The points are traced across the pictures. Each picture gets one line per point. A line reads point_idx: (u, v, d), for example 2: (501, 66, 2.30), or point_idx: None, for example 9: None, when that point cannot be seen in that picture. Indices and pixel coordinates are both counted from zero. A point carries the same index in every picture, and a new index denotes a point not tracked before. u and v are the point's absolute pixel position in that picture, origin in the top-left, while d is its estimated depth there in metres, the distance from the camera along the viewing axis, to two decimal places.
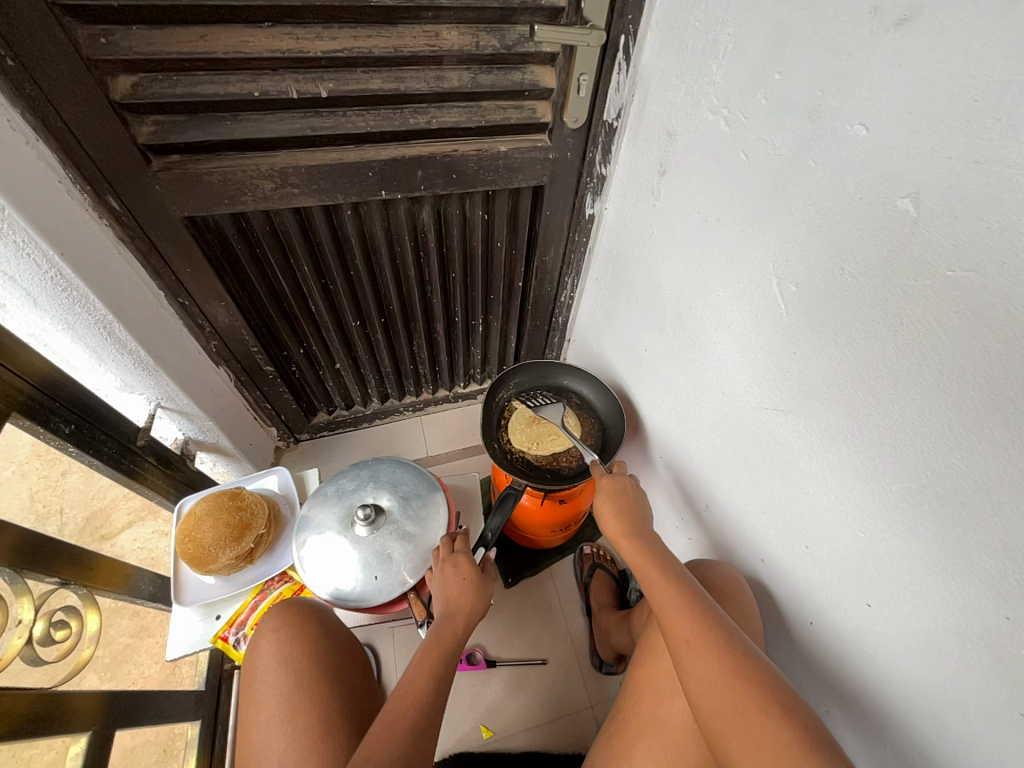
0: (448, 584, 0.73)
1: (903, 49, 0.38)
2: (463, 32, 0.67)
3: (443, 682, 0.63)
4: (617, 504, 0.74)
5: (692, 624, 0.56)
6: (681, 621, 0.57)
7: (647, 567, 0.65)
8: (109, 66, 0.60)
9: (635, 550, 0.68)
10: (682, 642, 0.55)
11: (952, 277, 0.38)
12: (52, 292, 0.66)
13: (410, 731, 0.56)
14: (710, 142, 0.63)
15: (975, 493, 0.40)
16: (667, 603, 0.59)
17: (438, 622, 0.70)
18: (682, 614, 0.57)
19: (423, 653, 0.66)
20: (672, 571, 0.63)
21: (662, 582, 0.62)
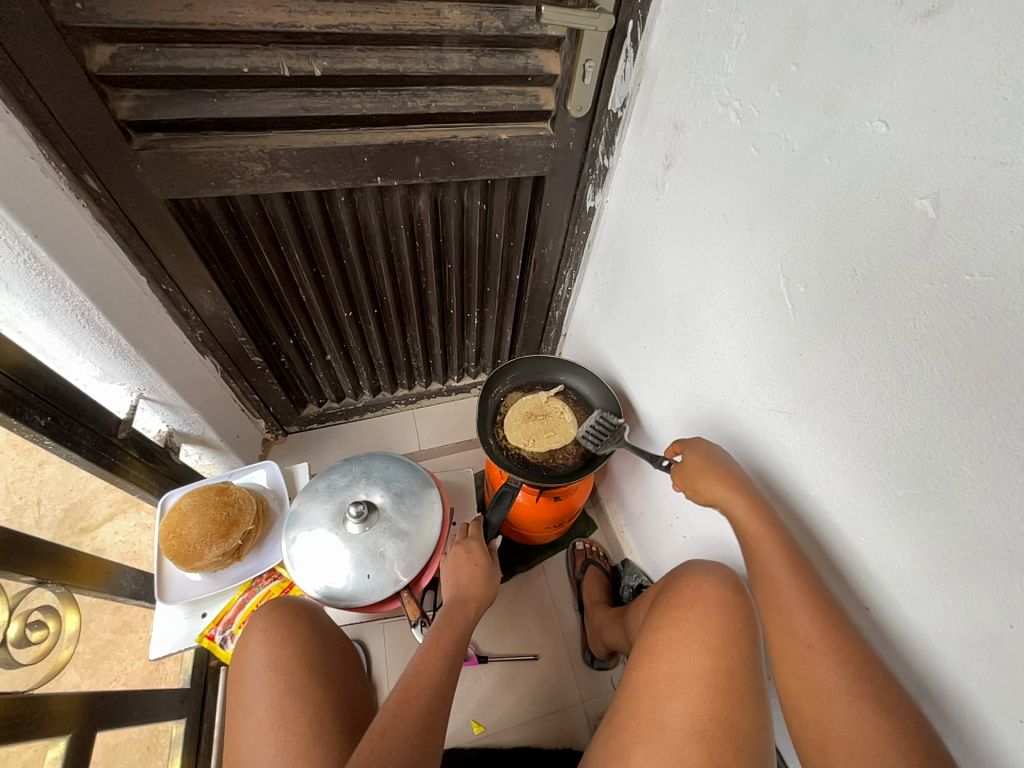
0: (461, 569, 0.76)
1: (930, 43, 0.37)
2: (465, 12, 0.64)
3: (455, 662, 0.65)
4: (713, 463, 0.65)
5: (807, 614, 0.53)
6: (795, 612, 0.54)
7: (762, 536, 0.58)
8: (85, 34, 0.56)
9: (747, 513, 0.60)
10: (799, 638, 0.53)
11: (971, 282, 0.37)
12: (26, 277, 0.62)
13: (429, 700, 0.58)
14: (719, 135, 0.61)
15: (985, 502, 0.39)
16: (781, 585, 0.55)
17: (450, 604, 0.72)
18: (801, 608, 0.54)
19: (437, 631, 0.68)
20: (785, 536, 0.57)
21: (776, 553, 0.57)
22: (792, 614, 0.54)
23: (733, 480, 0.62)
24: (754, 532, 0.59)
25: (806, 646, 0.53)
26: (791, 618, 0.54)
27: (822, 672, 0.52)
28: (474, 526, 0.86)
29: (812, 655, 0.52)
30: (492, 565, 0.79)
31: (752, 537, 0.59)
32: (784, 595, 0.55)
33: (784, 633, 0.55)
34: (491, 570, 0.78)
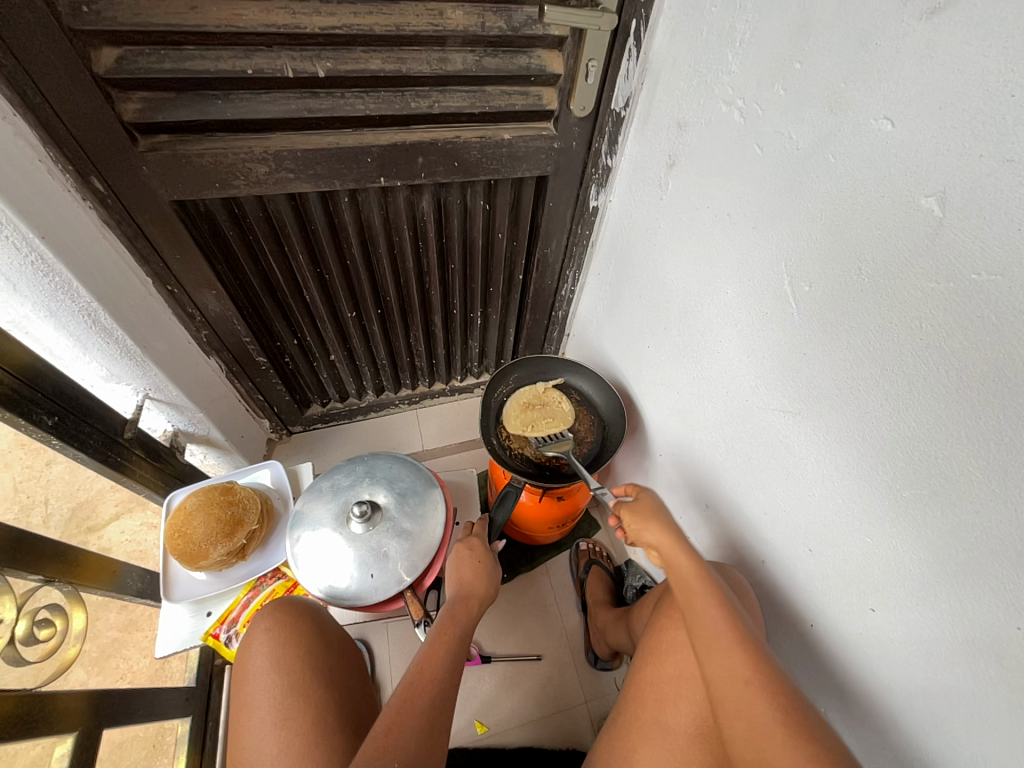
0: (463, 565, 0.77)
1: (936, 40, 0.36)
2: (468, 12, 0.64)
3: (457, 660, 0.65)
4: (659, 510, 0.67)
5: (738, 657, 0.53)
6: (729, 653, 0.53)
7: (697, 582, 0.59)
8: (92, 37, 0.56)
9: (675, 564, 0.62)
10: (736, 674, 0.52)
11: (978, 281, 0.37)
12: (33, 278, 0.63)
13: (433, 704, 0.57)
14: (723, 134, 0.61)
15: (991, 502, 0.39)
16: (711, 628, 0.55)
17: (452, 602, 0.72)
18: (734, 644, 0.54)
19: (439, 629, 0.68)
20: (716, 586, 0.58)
21: (709, 596, 0.58)
22: (722, 656, 0.53)
23: (671, 528, 0.65)
24: (685, 581, 0.60)
25: (744, 689, 0.51)
26: (722, 658, 0.53)
27: (762, 719, 0.49)
28: (479, 525, 0.87)
29: (746, 698, 0.50)
30: (494, 564, 0.79)
31: (684, 583, 0.60)
32: (712, 638, 0.55)
33: (721, 675, 0.53)
34: (493, 571, 0.79)
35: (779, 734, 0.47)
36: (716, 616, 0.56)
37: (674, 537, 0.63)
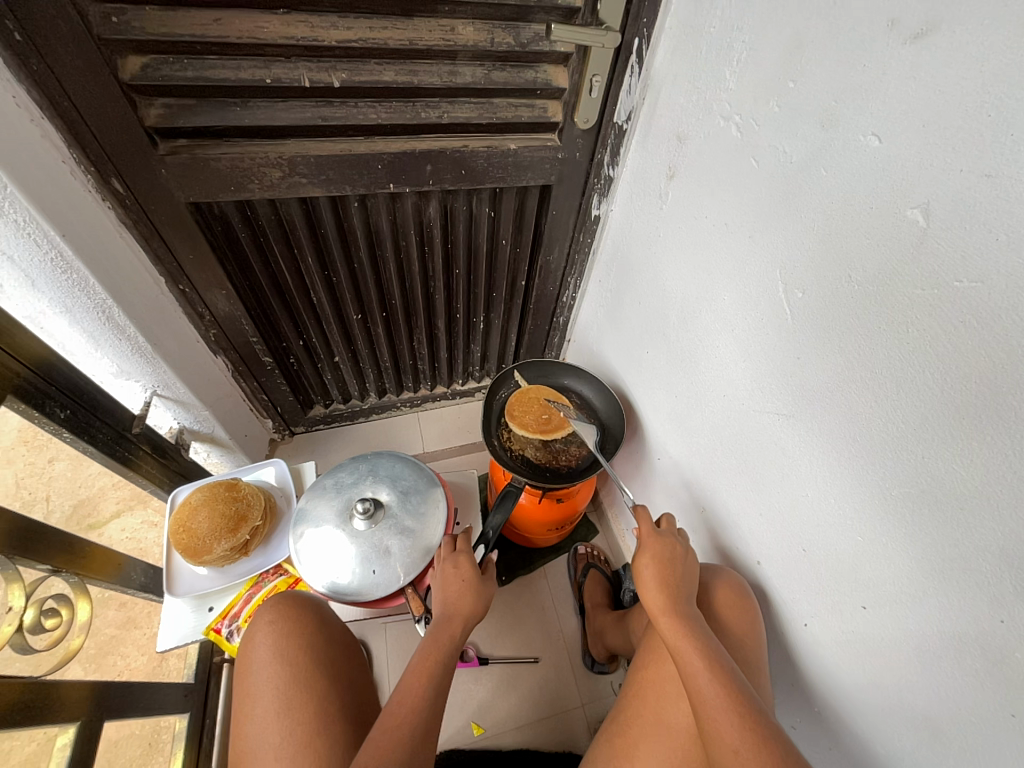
0: (448, 584, 0.73)
1: (919, 63, 0.39)
2: (478, 28, 0.67)
3: (442, 682, 0.63)
4: (667, 562, 0.69)
5: (727, 726, 0.51)
6: (718, 720, 0.52)
7: (684, 649, 0.59)
8: (118, 45, 0.59)
9: (671, 625, 0.63)
10: (725, 745, 0.51)
11: (959, 288, 0.39)
12: (52, 274, 0.65)
13: (421, 727, 0.57)
14: (720, 148, 0.63)
15: (974, 500, 0.41)
16: (705, 701, 0.54)
17: (436, 623, 0.70)
18: (723, 711, 0.53)
19: (421, 655, 0.65)
20: (709, 653, 0.58)
21: (698, 665, 0.57)
22: (725, 731, 0.51)
23: (666, 586, 0.66)
24: (681, 646, 0.60)
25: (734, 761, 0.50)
26: (730, 738, 0.51)
27: None
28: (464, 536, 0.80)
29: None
30: (484, 579, 0.75)
31: (678, 643, 0.61)
32: (714, 712, 0.53)
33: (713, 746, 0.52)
34: (483, 589, 0.74)
35: None
36: (720, 688, 0.55)
37: (664, 593, 0.66)
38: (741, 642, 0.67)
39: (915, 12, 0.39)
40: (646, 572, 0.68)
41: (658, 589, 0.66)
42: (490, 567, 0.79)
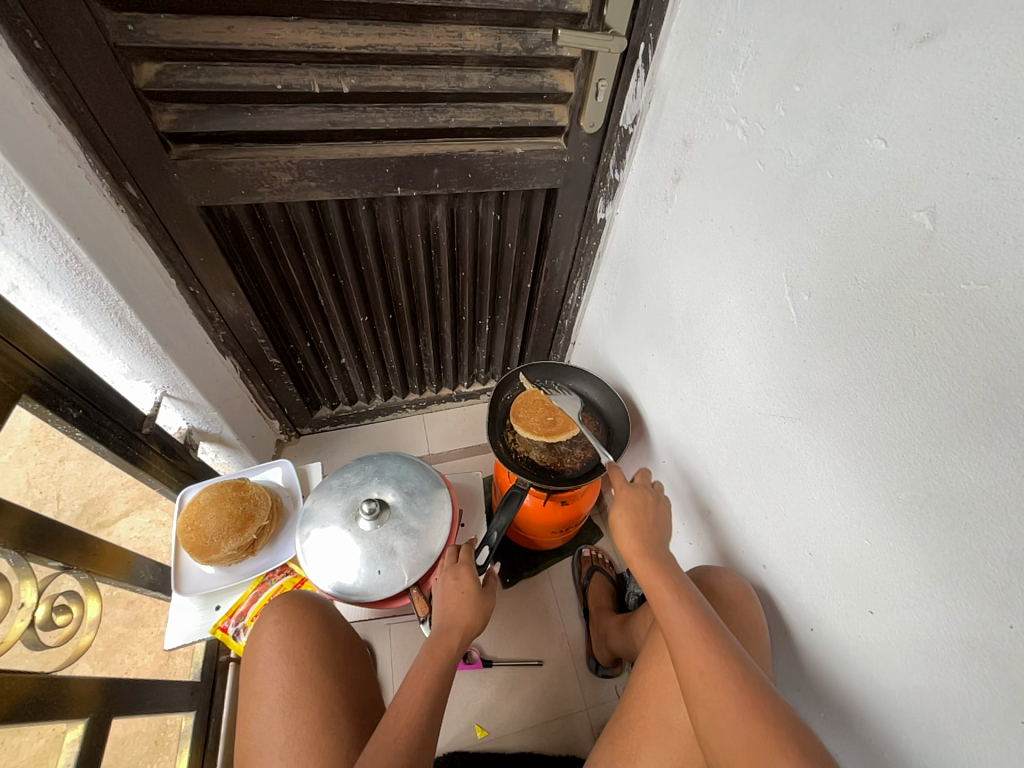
0: (447, 596, 0.73)
1: (925, 67, 0.39)
2: (486, 34, 0.67)
3: (439, 695, 0.63)
4: (638, 509, 0.73)
5: (697, 651, 0.55)
6: (688, 646, 0.56)
7: (656, 582, 0.64)
8: (134, 53, 0.60)
9: (644, 565, 0.67)
10: (692, 667, 0.54)
11: (967, 290, 0.39)
12: (67, 276, 0.66)
13: (426, 728, 0.58)
14: (726, 151, 0.63)
15: (982, 503, 0.41)
16: (677, 626, 0.58)
17: (434, 635, 0.70)
18: (693, 636, 0.56)
19: (418, 668, 0.65)
20: (680, 586, 0.62)
21: (671, 599, 0.61)
22: (694, 655, 0.55)
23: (637, 529, 0.71)
24: (652, 582, 0.64)
25: (702, 679, 0.53)
26: (697, 660, 0.54)
27: (723, 705, 0.51)
28: (467, 547, 0.81)
29: (719, 700, 0.51)
30: (484, 592, 0.75)
31: (650, 581, 0.65)
32: (684, 638, 0.56)
33: (681, 667, 0.55)
34: (483, 600, 0.74)
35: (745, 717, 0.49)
36: (689, 618, 0.58)
37: (637, 535, 0.70)
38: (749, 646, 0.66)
39: (921, 16, 0.39)
40: (620, 521, 0.72)
41: (631, 534, 0.70)
42: (491, 579, 0.79)
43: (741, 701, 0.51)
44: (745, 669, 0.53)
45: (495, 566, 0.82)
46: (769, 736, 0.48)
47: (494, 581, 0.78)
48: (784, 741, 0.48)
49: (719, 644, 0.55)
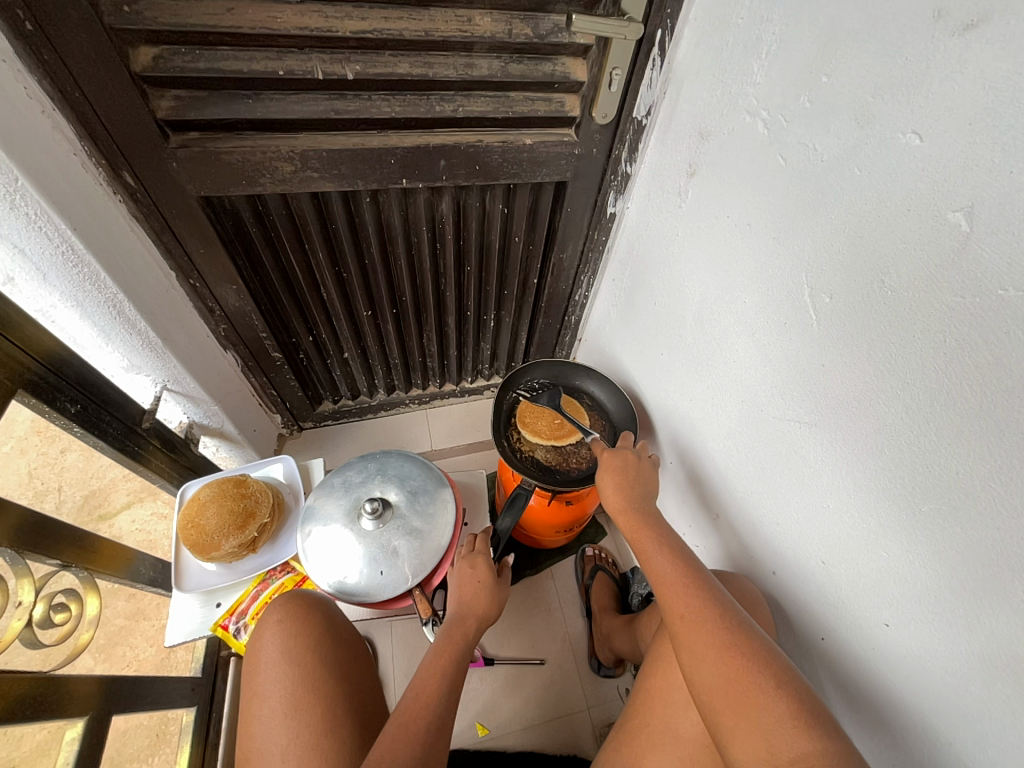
0: (465, 584, 0.73)
1: (968, 56, 0.37)
2: (496, 19, 0.65)
3: (456, 681, 0.62)
4: (621, 468, 0.75)
5: (680, 597, 0.56)
6: (670, 592, 0.57)
7: (642, 536, 0.66)
8: (130, 35, 0.58)
9: (631, 522, 0.69)
10: (673, 611, 0.55)
11: (1004, 297, 0.37)
12: (63, 268, 0.64)
13: (445, 706, 0.58)
14: (745, 144, 0.61)
15: (1010, 519, 0.39)
16: (660, 576, 0.59)
17: (450, 620, 0.70)
18: (674, 582, 0.58)
19: (434, 653, 0.65)
20: (664, 539, 0.64)
21: (656, 552, 0.62)
22: (676, 601, 0.56)
23: (623, 487, 0.73)
24: (640, 537, 0.66)
25: (683, 624, 0.53)
26: (680, 604, 0.55)
27: (703, 645, 0.51)
28: (483, 535, 0.82)
29: (700, 638, 0.52)
30: (499, 582, 0.76)
31: (637, 537, 0.66)
32: (666, 587, 0.58)
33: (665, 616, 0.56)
34: (498, 589, 0.75)
35: (727, 656, 0.50)
36: (673, 568, 0.59)
37: (624, 494, 0.72)
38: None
39: (966, 2, 0.36)
40: (607, 483, 0.74)
41: (618, 492, 0.72)
42: (506, 568, 0.79)
43: (723, 640, 0.51)
44: (731, 617, 0.53)
45: (509, 558, 0.82)
46: (746, 670, 0.48)
47: (507, 572, 0.79)
48: (767, 679, 0.47)
49: (700, 590, 0.56)
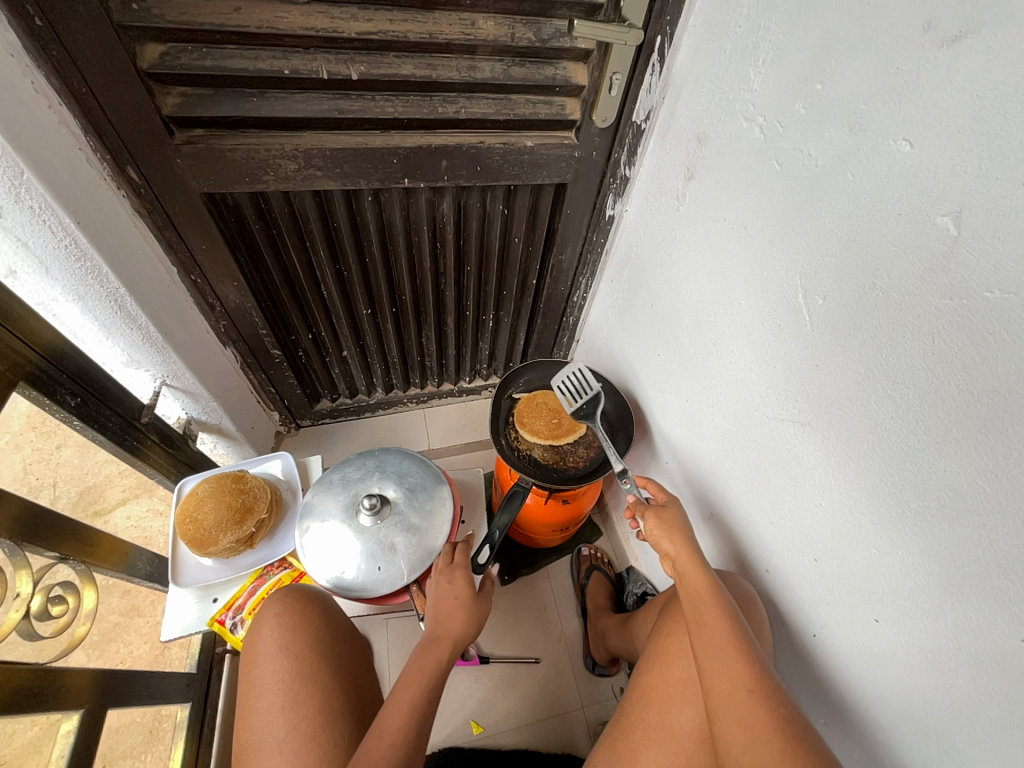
0: (441, 600, 0.71)
1: (957, 66, 0.38)
2: (499, 23, 0.66)
3: (428, 708, 0.61)
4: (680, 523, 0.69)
5: (746, 673, 0.52)
6: (733, 662, 0.53)
7: (699, 590, 0.61)
8: (138, 33, 0.58)
9: (685, 575, 0.63)
10: (734, 687, 0.51)
11: (991, 299, 0.38)
12: (66, 261, 0.65)
13: (415, 738, 0.57)
14: (742, 149, 0.62)
15: (997, 515, 0.40)
16: (721, 643, 0.55)
17: (424, 640, 0.68)
18: (738, 653, 0.54)
19: (407, 679, 0.63)
20: (723, 598, 0.59)
21: (716, 612, 0.58)
22: (730, 697, 0.51)
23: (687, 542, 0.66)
24: (698, 594, 0.60)
25: (744, 699, 0.50)
26: (734, 704, 0.51)
27: (763, 729, 0.48)
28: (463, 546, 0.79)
29: (761, 730, 0.48)
30: (478, 598, 0.73)
31: (696, 600, 0.60)
32: (721, 674, 0.53)
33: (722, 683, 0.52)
34: (478, 605, 0.72)
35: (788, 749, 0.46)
36: (735, 655, 0.53)
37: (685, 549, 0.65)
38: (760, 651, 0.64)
39: (955, 14, 0.38)
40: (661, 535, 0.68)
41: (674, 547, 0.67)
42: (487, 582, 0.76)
43: (779, 758, 0.45)
44: (797, 718, 0.48)
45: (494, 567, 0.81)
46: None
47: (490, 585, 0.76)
48: None
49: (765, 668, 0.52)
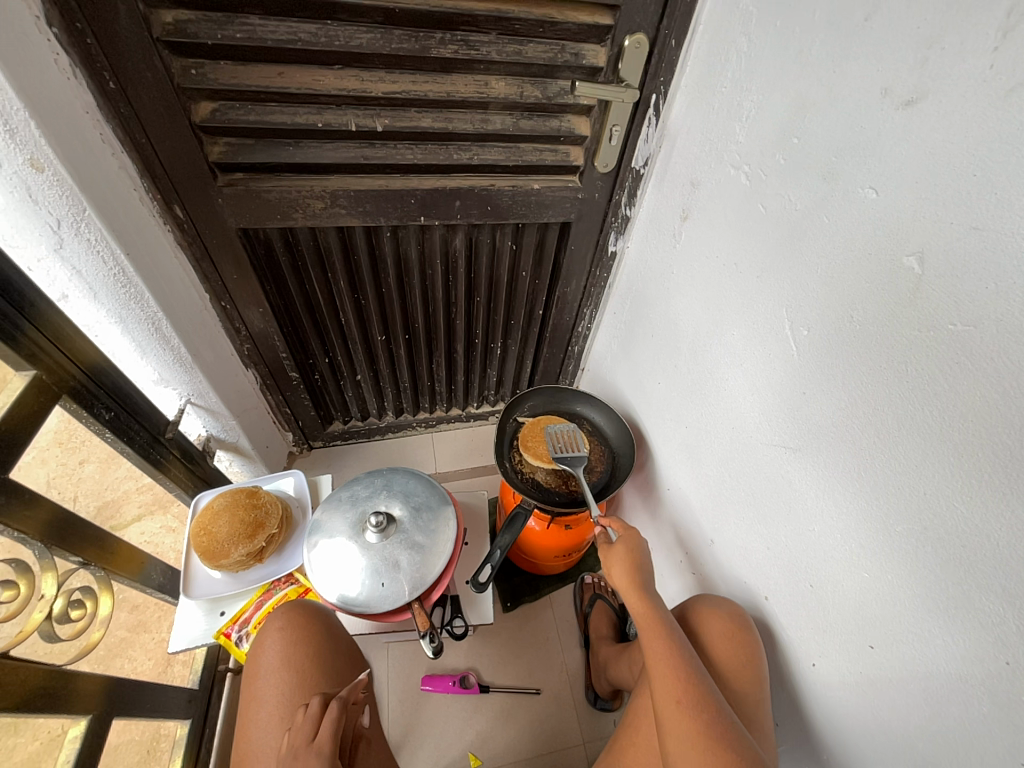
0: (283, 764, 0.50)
1: (911, 127, 0.43)
2: (509, 83, 0.74)
3: None
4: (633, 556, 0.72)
5: (678, 683, 0.59)
6: (669, 677, 0.60)
7: (646, 618, 0.66)
8: (193, 93, 0.66)
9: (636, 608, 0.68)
10: (670, 696, 0.58)
11: (954, 330, 0.41)
12: (112, 287, 0.71)
13: None
14: (730, 194, 0.68)
15: (974, 537, 0.42)
16: (659, 660, 0.62)
17: None
18: (673, 667, 0.61)
19: None
20: (665, 622, 0.65)
21: (655, 636, 0.64)
22: (665, 707, 0.58)
23: (635, 574, 0.70)
24: (644, 623, 0.66)
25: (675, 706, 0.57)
26: (685, 740, 0.55)
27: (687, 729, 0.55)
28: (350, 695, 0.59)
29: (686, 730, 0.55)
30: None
31: (645, 634, 0.65)
32: (664, 705, 0.58)
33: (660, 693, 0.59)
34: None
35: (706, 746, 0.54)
36: (676, 685, 0.59)
37: (633, 584, 0.70)
38: (734, 668, 0.68)
39: (907, 82, 0.43)
40: (616, 574, 0.72)
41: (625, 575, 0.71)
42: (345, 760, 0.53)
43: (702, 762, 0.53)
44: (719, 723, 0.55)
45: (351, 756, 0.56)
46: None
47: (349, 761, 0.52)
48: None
49: (696, 677, 0.59)
